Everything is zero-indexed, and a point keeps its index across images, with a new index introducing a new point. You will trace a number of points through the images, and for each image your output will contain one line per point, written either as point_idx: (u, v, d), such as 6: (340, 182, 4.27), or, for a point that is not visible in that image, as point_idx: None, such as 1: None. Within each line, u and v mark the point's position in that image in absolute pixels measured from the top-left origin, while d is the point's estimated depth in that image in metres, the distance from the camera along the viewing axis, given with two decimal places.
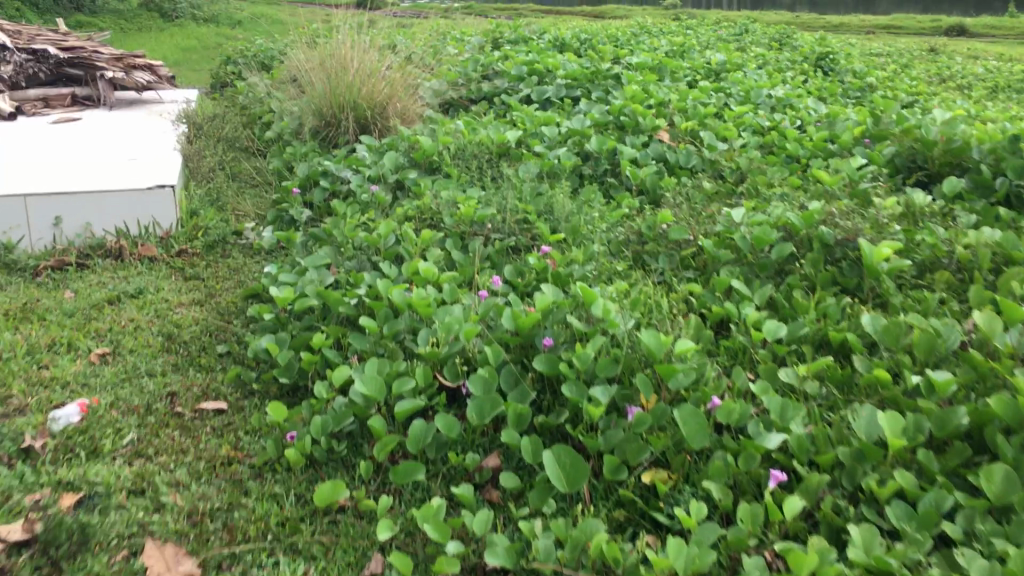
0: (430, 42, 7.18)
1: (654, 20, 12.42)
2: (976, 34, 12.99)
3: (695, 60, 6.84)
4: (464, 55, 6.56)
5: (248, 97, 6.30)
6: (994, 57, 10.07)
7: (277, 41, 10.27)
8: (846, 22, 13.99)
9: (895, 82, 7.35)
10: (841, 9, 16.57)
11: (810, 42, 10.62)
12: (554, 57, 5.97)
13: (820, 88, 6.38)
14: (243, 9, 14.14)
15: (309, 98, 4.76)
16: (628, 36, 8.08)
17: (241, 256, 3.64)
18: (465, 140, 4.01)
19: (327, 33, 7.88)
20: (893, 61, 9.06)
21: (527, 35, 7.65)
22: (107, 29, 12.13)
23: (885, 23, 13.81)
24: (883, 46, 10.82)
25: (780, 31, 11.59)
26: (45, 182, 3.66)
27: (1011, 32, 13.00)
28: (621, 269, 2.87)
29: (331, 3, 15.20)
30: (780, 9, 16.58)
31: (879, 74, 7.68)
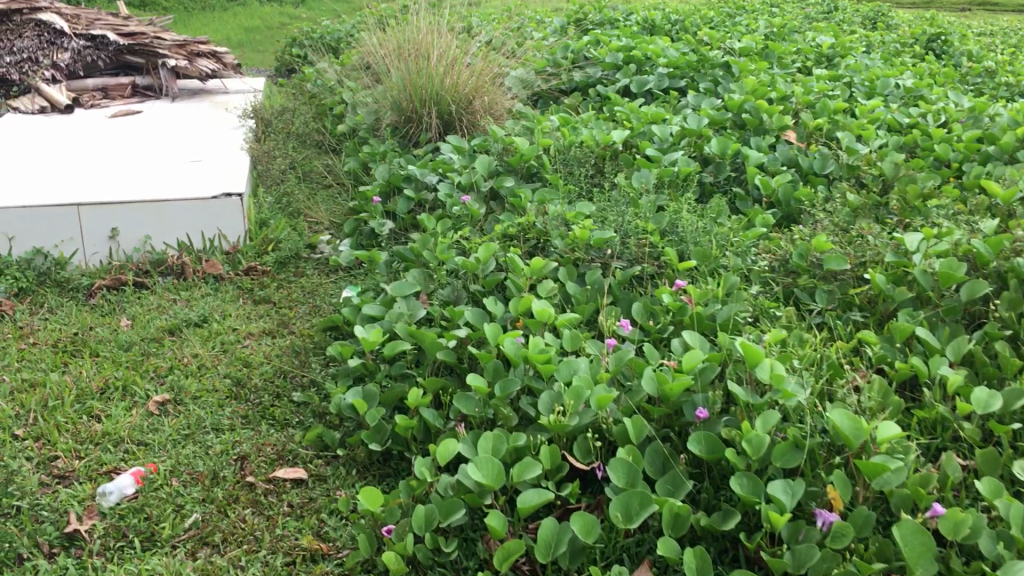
0: (510, 26, 6.73)
1: None
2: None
3: (797, 44, 6.29)
4: (550, 40, 6.09)
5: (317, 87, 5.92)
6: None
7: (344, 23, 9.90)
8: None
9: (1018, 66, 6.70)
10: None
11: (909, 22, 9.92)
12: (650, 42, 5.48)
13: (942, 76, 5.78)
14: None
15: (387, 90, 4.34)
16: (718, 16, 7.52)
17: (316, 275, 3.24)
18: (566, 140, 3.54)
19: (399, 16, 7.47)
20: (1005, 42, 8.36)
21: (611, 17, 7.14)
22: (171, 10, 11.87)
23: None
24: (986, 25, 10.08)
25: (872, 9, 10.89)
26: (101, 190, 3.29)
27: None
28: (771, 308, 2.40)
29: None
30: None
31: (997, 57, 7.03)
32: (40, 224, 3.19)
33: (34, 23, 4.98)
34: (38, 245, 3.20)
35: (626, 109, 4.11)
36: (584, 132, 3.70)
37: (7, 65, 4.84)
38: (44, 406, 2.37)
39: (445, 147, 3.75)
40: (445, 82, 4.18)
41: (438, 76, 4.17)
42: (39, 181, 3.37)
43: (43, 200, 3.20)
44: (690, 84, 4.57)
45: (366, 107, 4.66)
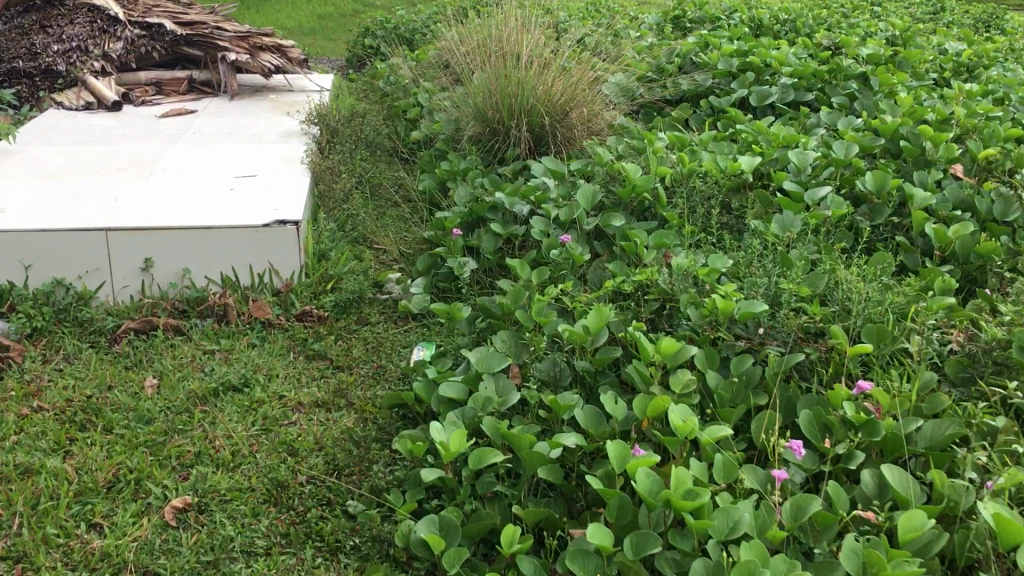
0: (602, 24, 6.13)
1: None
2: None
3: (928, 51, 5.58)
4: (647, 40, 5.49)
5: (390, 89, 5.39)
6: None
7: (420, 13, 9.40)
8: None
9: None
10: None
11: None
12: (765, 45, 4.83)
13: None
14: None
15: (470, 96, 3.78)
16: (830, 17, 6.80)
17: (383, 324, 2.69)
18: (686, 167, 2.94)
19: (480, 9, 6.93)
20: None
21: (712, 15, 6.49)
22: None
23: None
24: None
25: (986, 12, 10.04)
26: (135, 212, 2.79)
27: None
28: (990, 425, 1.78)
29: None
30: None
31: None
32: (61, 251, 2.69)
33: (88, 8, 4.53)
34: (59, 276, 2.71)
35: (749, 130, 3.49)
36: (705, 157, 3.09)
37: (53, 54, 4.36)
38: (35, 506, 1.87)
39: (537, 168, 3.18)
40: (536, 86, 3.58)
41: (529, 79, 3.58)
42: (66, 199, 2.88)
43: (66, 222, 2.71)
44: (820, 97, 3.92)
45: (446, 114, 4.10)
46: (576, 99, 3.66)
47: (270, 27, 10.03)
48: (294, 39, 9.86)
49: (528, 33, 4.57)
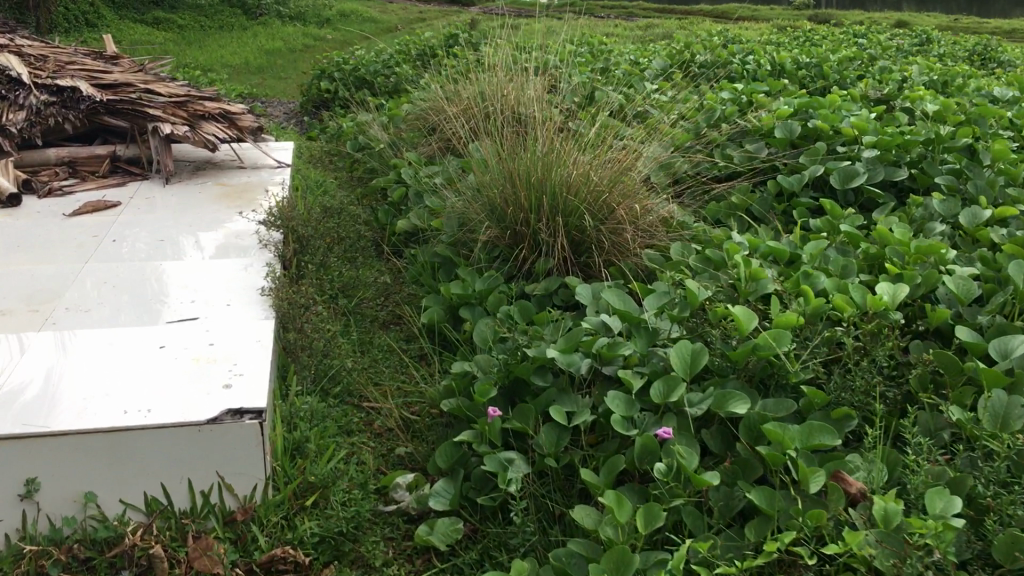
0: (604, 77, 5.34)
1: (818, 35, 10.46)
2: None
3: (985, 101, 4.85)
4: (665, 93, 4.69)
5: (363, 158, 4.49)
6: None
7: (381, 53, 8.55)
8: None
9: None
10: (1014, 33, 14.44)
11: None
12: (816, 101, 4.04)
13: None
14: (341, 11, 12.49)
15: (480, 184, 2.91)
16: (852, 60, 6.08)
17: (393, 567, 1.79)
18: (811, 304, 2.09)
19: (460, 62, 6.12)
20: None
21: (724, 59, 5.72)
22: (182, 30, 10.55)
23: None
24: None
25: (980, 52, 9.51)
26: (14, 404, 1.86)
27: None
28: None
29: (429, 15, 13.64)
30: (939, 26, 14.51)
31: None
32: None
33: None
34: None
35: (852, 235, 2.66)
36: (825, 280, 2.25)
37: None
38: None
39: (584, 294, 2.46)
40: (572, 171, 2.72)
41: (563, 162, 2.72)
42: None
43: None
44: (920, 176, 3.10)
45: (444, 205, 3.22)
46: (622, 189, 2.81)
47: (215, 67, 9.11)
48: (243, 78, 8.94)
49: (537, 94, 3.72)
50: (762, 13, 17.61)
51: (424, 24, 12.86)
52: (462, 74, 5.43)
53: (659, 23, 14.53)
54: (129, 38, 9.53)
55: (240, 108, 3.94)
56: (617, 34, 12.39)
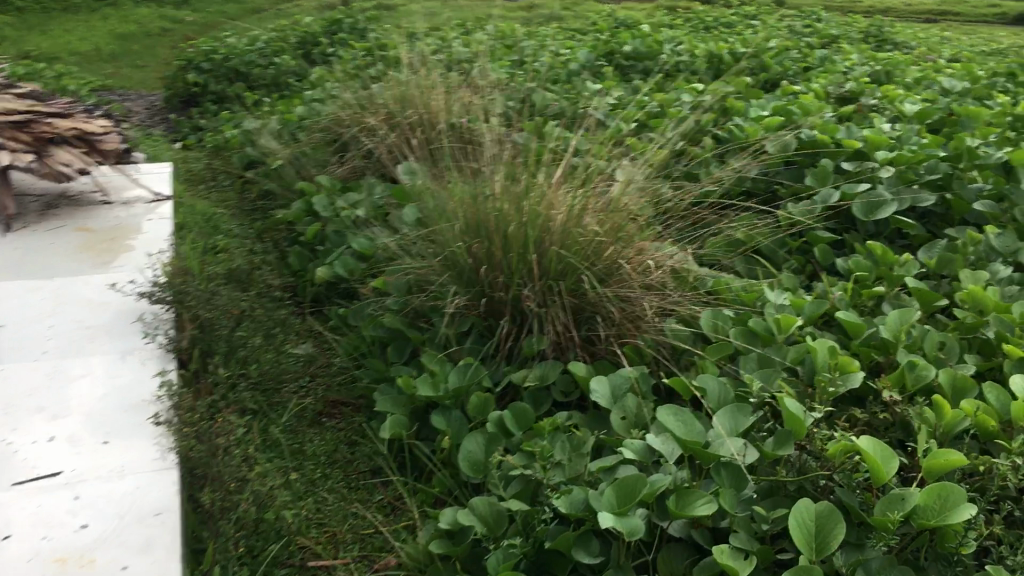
0: (529, 73, 4.73)
1: (711, 19, 10.16)
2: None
3: (943, 95, 4.48)
4: (606, 92, 4.12)
5: (260, 179, 3.73)
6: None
7: (256, 40, 7.68)
8: (915, 18, 11.94)
9: None
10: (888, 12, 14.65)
11: (937, 50, 8.44)
12: (789, 104, 3.54)
13: None
14: None
15: (438, 237, 2.26)
16: (786, 48, 5.66)
17: None
18: (944, 421, 1.52)
19: (357, 60, 5.41)
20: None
21: (655, 49, 5.19)
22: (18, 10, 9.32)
23: (962, 26, 11.79)
24: (1012, 55, 8.69)
25: (874, 35, 9.41)
26: None
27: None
28: None
29: None
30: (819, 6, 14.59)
31: None
32: None
33: None
34: None
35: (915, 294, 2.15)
36: (936, 373, 1.70)
37: None
38: None
39: (598, 394, 1.85)
40: (564, 218, 2.11)
41: (551, 209, 2.10)
42: None
43: None
44: (954, 202, 2.61)
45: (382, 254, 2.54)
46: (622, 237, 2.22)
47: (65, 60, 8.04)
48: (95, 68, 7.90)
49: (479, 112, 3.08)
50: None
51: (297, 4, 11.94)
52: (368, 78, 4.73)
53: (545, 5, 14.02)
54: None
55: (101, 125, 3.11)
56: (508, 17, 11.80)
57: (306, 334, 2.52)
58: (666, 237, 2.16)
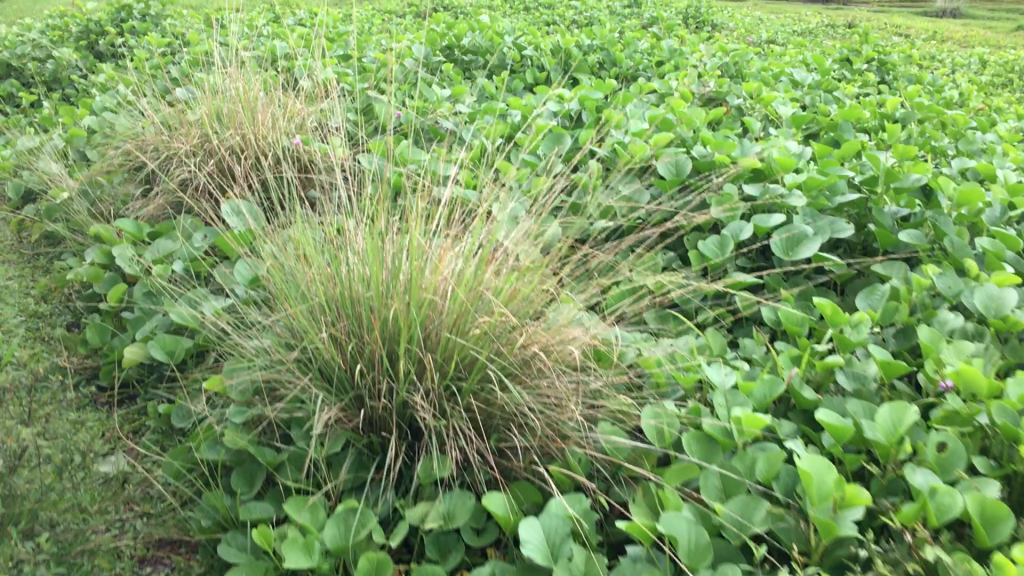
0: (361, 78, 4.23)
1: (530, 10, 9.93)
2: (873, 19, 11.58)
3: (797, 91, 4.33)
4: (455, 98, 3.68)
5: (42, 218, 3.05)
6: (963, 54, 8.41)
7: (30, 31, 6.74)
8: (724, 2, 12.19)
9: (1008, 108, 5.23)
10: None
11: (757, 34, 8.52)
12: (663, 112, 3.22)
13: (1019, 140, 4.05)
14: None
15: (294, 326, 1.79)
16: (627, 37, 5.41)
17: None
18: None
19: (156, 61, 4.71)
20: (904, 57, 7.04)
21: (496, 44, 4.79)
22: None
23: (768, 9, 12.13)
24: (824, 39, 8.92)
25: (694, 19, 9.45)
26: None
27: (908, 20, 11.66)
28: None
29: None
30: None
31: (966, 87, 5.55)
32: None
33: None
34: None
35: (874, 361, 1.81)
36: (961, 496, 1.34)
37: None
38: None
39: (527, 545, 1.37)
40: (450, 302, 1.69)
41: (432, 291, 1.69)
42: None
43: None
44: (874, 230, 2.33)
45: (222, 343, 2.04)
46: (524, 312, 1.81)
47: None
48: None
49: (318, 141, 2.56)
50: None
51: None
52: (174, 86, 4.08)
53: None
54: None
55: None
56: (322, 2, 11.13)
57: (118, 450, 1.96)
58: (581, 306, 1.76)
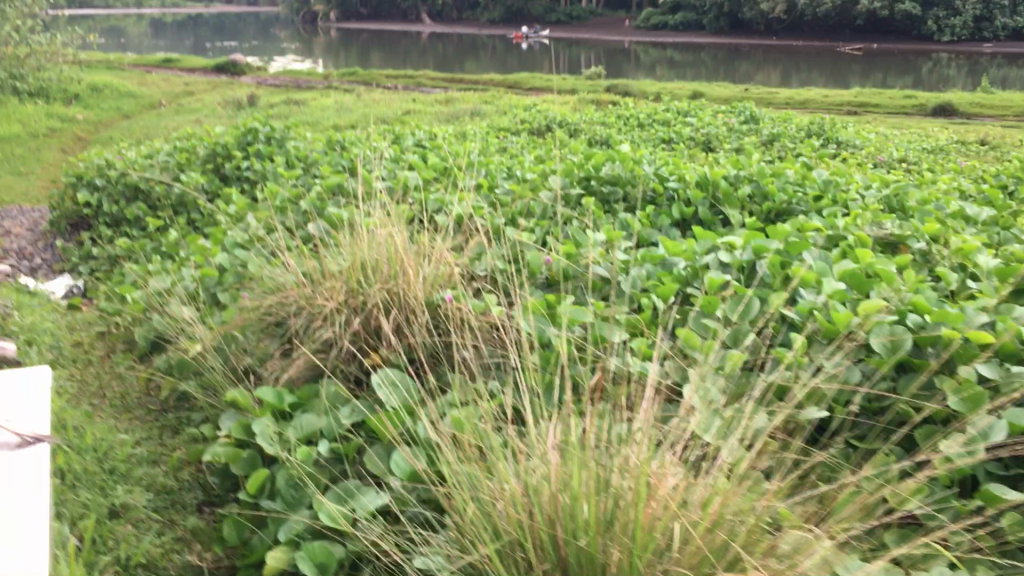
0: (499, 217, 4.02)
1: (646, 131, 9.81)
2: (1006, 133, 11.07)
3: (977, 230, 3.92)
4: (606, 240, 3.40)
5: (174, 375, 2.84)
6: None
7: (159, 152, 6.85)
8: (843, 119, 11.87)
9: None
10: (806, 104, 14.66)
11: (890, 152, 8.14)
12: (855, 261, 2.85)
13: None
14: (97, 118, 10.66)
15: (487, 559, 1.65)
16: (772, 164, 5.11)
17: None
18: None
19: (285, 192, 4.61)
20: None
21: (636, 176, 4.54)
22: None
23: (890, 125, 11.76)
24: (961, 159, 8.48)
25: (820, 141, 9.15)
26: None
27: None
28: None
29: (204, 107, 12.01)
30: (741, 101, 14.56)
31: None
32: None
33: None
34: None
35: None
36: None
37: None
38: None
39: None
40: (672, 564, 1.51)
41: (652, 555, 1.50)
42: None
43: None
44: None
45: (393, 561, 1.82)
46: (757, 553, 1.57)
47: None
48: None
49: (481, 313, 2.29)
50: (560, 81, 17.04)
51: (204, 114, 11.21)
52: (308, 229, 3.93)
53: (465, 99, 13.48)
54: None
55: None
56: (434, 120, 11.22)
57: None
58: (831, 551, 1.44)
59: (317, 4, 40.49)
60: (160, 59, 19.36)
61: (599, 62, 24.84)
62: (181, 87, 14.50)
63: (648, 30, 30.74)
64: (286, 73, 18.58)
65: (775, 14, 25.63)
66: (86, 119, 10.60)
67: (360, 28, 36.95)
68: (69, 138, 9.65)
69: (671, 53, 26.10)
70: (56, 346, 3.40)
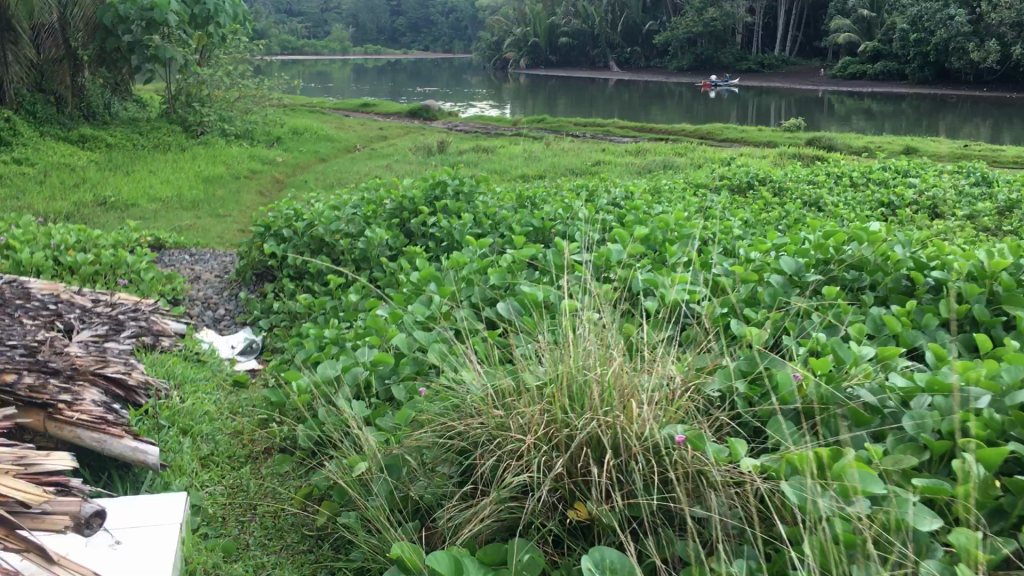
0: (722, 306, 3.36)
1: (861, 193, 8.85)
2: None
3: None
4: (870, 351, 2.68)
5: (335, 499, 2.37)
6: None
7: (347, 202, 6.59)
8: None
9: None
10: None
11: None
12: None
13: None
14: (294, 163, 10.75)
15: None
16: None
17: None
18: None
19: (475, 259, 4.13)
20: None
21: (886, 260, 3.76)
22: (101, 177, 8.64)
23: None
24: None
25: None
26: None
27: None
28: None
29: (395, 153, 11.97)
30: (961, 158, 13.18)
31: None
32: None
33: None
34: None
35: None
36: None
37: None
38: None
39: None
40: None
41: None
42: None
43: None
44: None
45: None
46: None
47: (136, 230, 7.06)
48: (170, 249, 6.97)
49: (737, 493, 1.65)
50: (756, 133, 16.10)
51: (393, 161, 11.13)
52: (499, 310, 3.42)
53: (656, 150, 12.86)
54: (32, 206, 7.59)
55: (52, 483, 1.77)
56: (626, 173, 10.66)
57: None
58: None
59: (509, 51, 41.09)
60: (356, 103, 19.85)
61: (795, 111, 23.64)
62: (374, 131, 14.65)
63: (849, 79, 29.10)
64: (475, 117, 18.60)
65: (992, 65, 23.58)
66: (282, 162, 10.69)
67: (549, 74, 37.13)
68: (265, 181, 9.70)
69: (873, 103, 24.48)
70: (216, 436, 3.01)
